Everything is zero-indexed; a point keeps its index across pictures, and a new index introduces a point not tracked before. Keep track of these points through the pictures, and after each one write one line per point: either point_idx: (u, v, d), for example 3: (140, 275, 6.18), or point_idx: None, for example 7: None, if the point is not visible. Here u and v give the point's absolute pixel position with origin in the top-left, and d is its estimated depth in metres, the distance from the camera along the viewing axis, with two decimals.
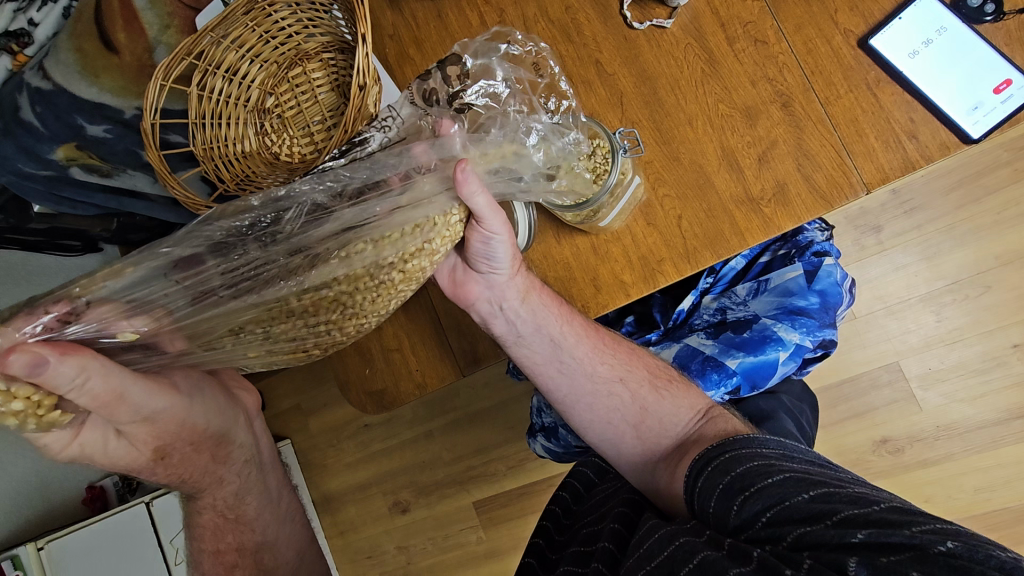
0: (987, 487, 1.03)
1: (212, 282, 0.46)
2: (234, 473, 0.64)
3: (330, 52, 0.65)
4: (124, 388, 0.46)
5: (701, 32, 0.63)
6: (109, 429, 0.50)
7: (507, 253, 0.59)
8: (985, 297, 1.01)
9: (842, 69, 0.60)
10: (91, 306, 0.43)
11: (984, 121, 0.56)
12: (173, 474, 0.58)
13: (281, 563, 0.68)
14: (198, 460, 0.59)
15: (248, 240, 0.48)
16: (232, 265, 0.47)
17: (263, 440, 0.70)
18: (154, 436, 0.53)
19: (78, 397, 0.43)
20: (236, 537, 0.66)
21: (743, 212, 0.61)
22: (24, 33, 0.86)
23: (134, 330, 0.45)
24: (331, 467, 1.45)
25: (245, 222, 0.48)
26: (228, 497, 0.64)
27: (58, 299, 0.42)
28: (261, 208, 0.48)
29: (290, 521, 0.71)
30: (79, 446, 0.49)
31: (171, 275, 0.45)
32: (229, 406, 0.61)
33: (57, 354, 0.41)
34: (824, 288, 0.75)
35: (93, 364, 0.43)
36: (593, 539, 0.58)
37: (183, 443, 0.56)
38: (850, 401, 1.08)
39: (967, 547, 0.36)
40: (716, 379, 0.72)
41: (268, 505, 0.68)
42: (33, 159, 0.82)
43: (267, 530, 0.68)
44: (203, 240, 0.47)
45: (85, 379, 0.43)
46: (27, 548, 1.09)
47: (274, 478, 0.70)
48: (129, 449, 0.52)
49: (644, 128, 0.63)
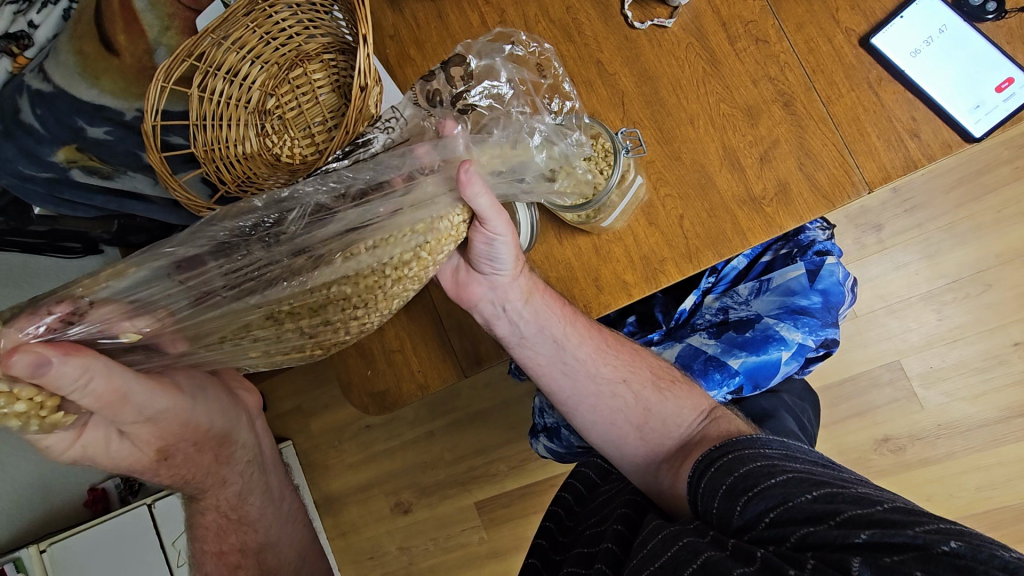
0: (989, 485, 1.03)
1: (215, 283, 0.46)
2: (236, 473, 0.64)
3: (330, 53, 0.65)
4: (127, 389, 0.46)
5: (701, 32, 0.63)
6: (111, 429, 0.50)
7: (510, 254, 0.59)
8: (986, 295, 1.02)
9: (843, 68, 0.60)
10: (94, 306, 0.43)
11: (986, 119, 0.56)
12: (176, 474, 0.58)
13: (283, 563, 0.68)
14: (201, 460, 0.59)
15: (252, 241, 0.47)
16: (235, 266, 0.46)
17: (266, 441, 0.70)
18: (157, 437, 0.53)
19: (80, 398, 0.43)
20: (239, 537, 0.65)
21: (745, 212, 0.61)
22: (24, 35, 0.86)
23: (136, 330, 0.45)
24: (332, 467, 1.45)
25: (248, 222, 0.47)
26: (230, 498, 0.64)
27: (61, 299, 0.42)
28: (265, 209, 0.48)
29: (293, 522, 0.71)
30: (82, 447, 0.49)
31: (174, 276, 0.45)
32: (231, 407, 0.61)
33: (60, 354, 0.40)
34: (825, 288, 0.75)
35: (96, 364, 0.42)
36: (596, 540, 0.58)
37: (186, 443, 0.56)
38: (852, 400, 1.08)
39: (970, 547, 0.36)
40: (718, 379, 0.72)
41: (270, 505, 0.68)
42: (33, 161, 0.82)
43: (270, 530, 0.68)
44: (206, 240, 0.46)
45: (88, 380, 0.42)
46: (30, 551, 1.09)
47: (276, 478, 0.71)
48: (132, 449, 0.52)
49: (644, 128, 0.63)
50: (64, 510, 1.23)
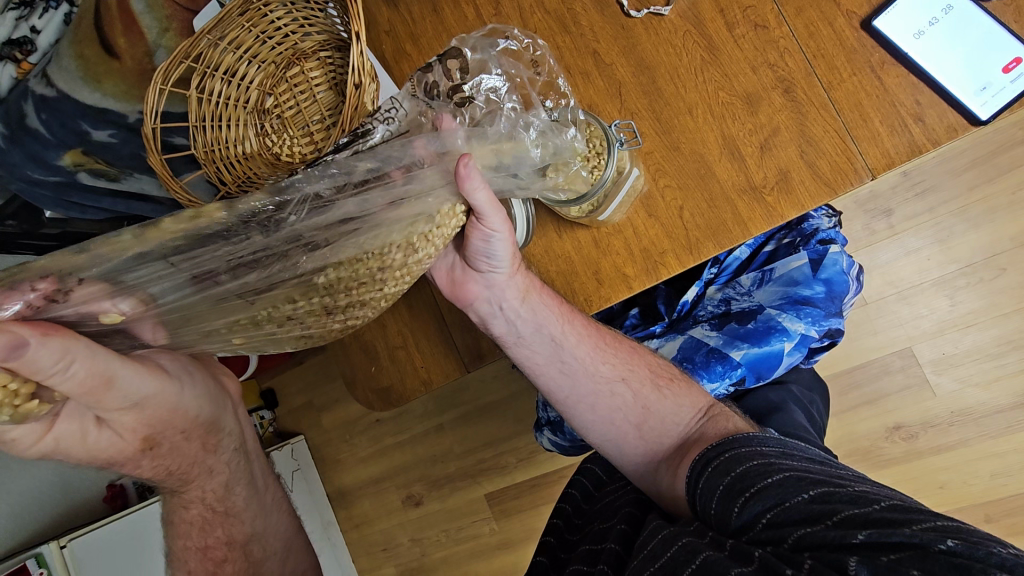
0: (1004, 472, 1.02)
1: (210, 267, 0.46)
2: (223, 462, 0.65)
3: (327, 50, 0.65)
4: (112, 373, 0.47)
5: (699, 18, 0.61)
6: (88, 420, 0.51)
7: (506, 252, 0.59)
8: (1000, 279, 0.99)
9: (845, 52, 0.58)
10: (82, 284, 0.43)
11: (993, 101, 0.54)
12: (161, 466, 0.59)
13: (269, 554, 0.70)
14: (189, 449, 0.60)
15: (251, 226, 0.46)
16: (236, 250, 0.46)
17: (249, 430, 0.71)
18: (142, 424, 0.54)
19: (61, 382, 0.43)
20: (225, 530, 0.67)
21: (746, 201, 0.60)
22: (26, 41, 0.85)
23: (119, 311, 0.45)
24: (345, 461, 1.48)
25: (246, 207, 0.46)
26: (217, 490, 0.65)
27: (46, 275, 0.42)
28: (264, 195, 0.47)
29: (276, 514, 0.72)
30: (54, 439, 0.50)
31: (168, 258, 0.45)
32: (219, 393, 0.63)
33: (37, 335, 0.40)
34: (829, 277, 0.74)
35: (76, 347, 0.43)
36: (601, 537, 0.59)
37: (174, 431, 0.57)
38: (862, 388, 1.06)
39: (967, 545, 0.35)
40: (720, 371, 0.72)
41: (254, 497, 0.69)
42: (41, 166, 0.84)
43: (256, 522, 0.69)
44: (205, 222, 0.45)
45: (69, 363, 0.43)
46: (50, 547, 1.09)
47: (259, 468, 0.72)
48: (113, 439, 0.53)
49: (643, 119, 0.63)
50: (82, 506, 1.27)
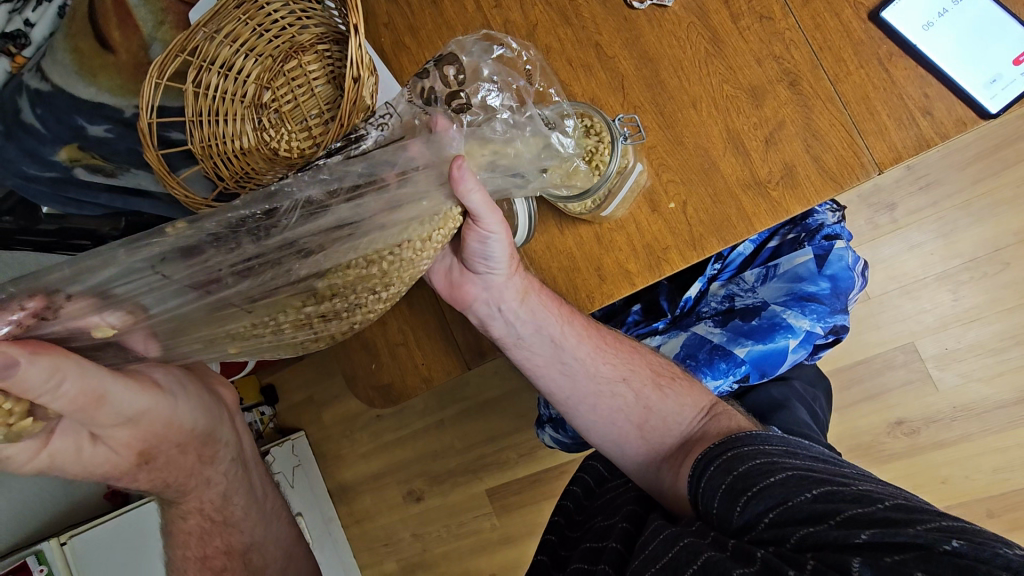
0: (1006, 467, 1.02)
1: (204, 276, 0.46)
2: (220, 473, 0.65)
3: (325, 44, 0.63)
4: (104, 389, 0.46)
5: (703, 9, 0.60)
6: (83, 435, 0.50)
7: (503, 253, 0.58)
8: (1004, 274, 0.98)
9: (852, 44, 0.57)
10: (70, 300, 0.43)
11: (1004, 93, 0.54)
12: (156, 479, 0.59)
13: (269, 561, 0.69)
14: (185, 462, 0.60)
15: (240, 234, 0.46)
16: (226, 259, 0.46)
17: (247, 439, 0.70)
18: (137, 440, 0.53)
19: (53, 400, 0.43)
20: (224, 540, 0.66)
21: (750, 197, 0.59)
22: (20, 34, 0.83)
23: (109, 325, 0.44)
24: (345, 457, 1.48)
25: (234, 216, 0.45)
26: (215, 500, 0.65)
27: (34, 294, 0.42)
28: (251, 202, 0.46)
29: (276, 519, 0.72)
30: (49, 455, 0.49)
31: (157, 269, 0.45)
32: (213, 404, 0.62)
33: (28, 354, 0.40)
34: (835, 273, 0.73)
35: (68, 364, 0.42)
36: (603, 536, 0.58)
37: (169, 444, 0.56)
38: (864, 383, 1.06)
39: (972, 546, 0.34)
40: (724, 368, 0.71)
41: (254, 504, 0.69)
42: (37, 161, 0.83)
43: (255, 530, 0.68)
44: (197, 231, 0.45)
45: (60, 381, 0.42)
46: (50, 544, 1.08)
47: (258, 476, 0.71)
48: (108, 454, 0.52)
49: (645, 113, 0.62)
50: (82, 505, 1.27)
